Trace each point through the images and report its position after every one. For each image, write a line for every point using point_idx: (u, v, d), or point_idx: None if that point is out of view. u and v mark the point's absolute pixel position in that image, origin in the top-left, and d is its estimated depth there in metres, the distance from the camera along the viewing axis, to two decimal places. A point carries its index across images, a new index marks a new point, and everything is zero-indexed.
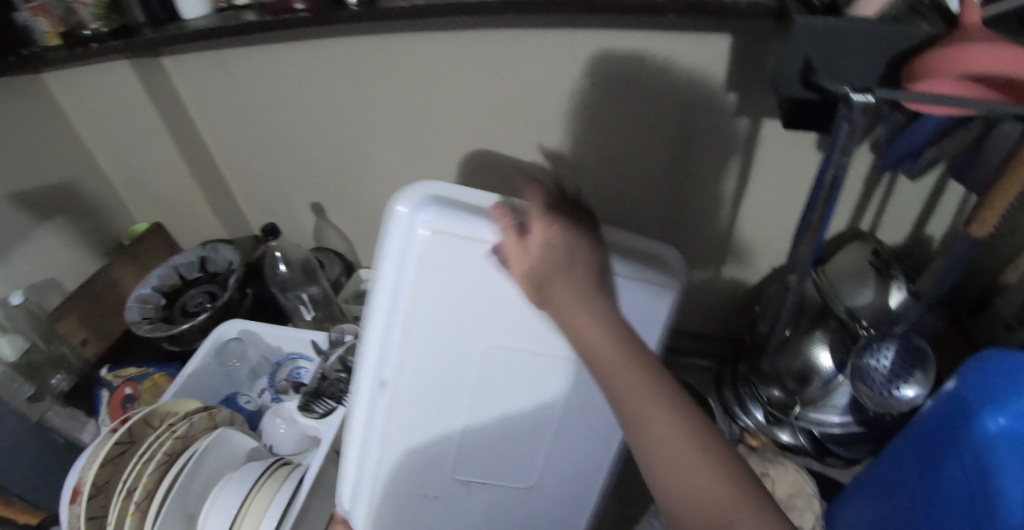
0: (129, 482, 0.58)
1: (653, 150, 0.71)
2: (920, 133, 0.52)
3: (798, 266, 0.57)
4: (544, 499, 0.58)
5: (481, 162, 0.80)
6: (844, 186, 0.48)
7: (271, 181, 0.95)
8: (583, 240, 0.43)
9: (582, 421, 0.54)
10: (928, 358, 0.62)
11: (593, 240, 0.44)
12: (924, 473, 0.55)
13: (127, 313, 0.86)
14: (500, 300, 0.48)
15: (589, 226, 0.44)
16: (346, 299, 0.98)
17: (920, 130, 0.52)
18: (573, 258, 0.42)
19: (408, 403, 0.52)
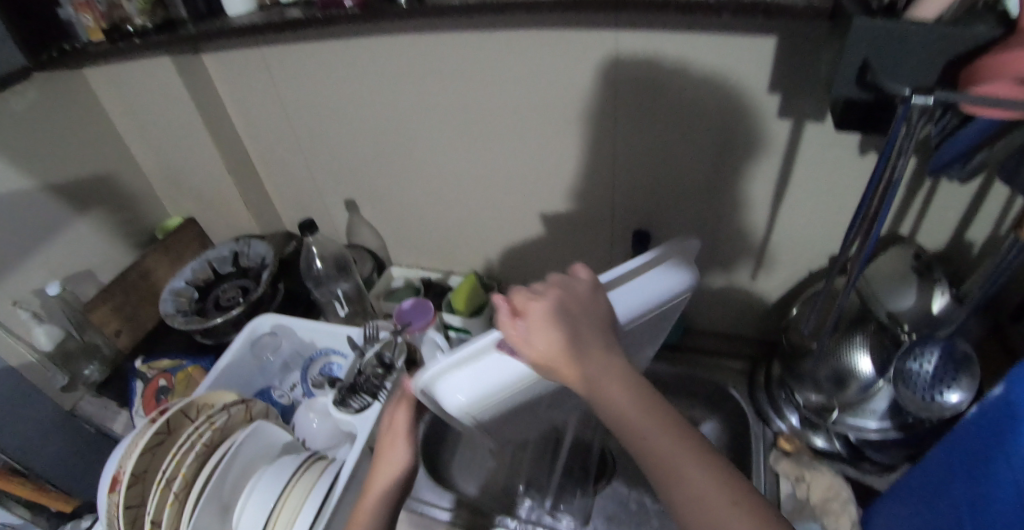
0: (169, 472, 0.59)
1: (692, 152, 0.71)
2: (970, 138, 0.51)
3: (849, 267, 0.56)
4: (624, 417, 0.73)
5: (517, 162, 0.81)
6: (901, 185, 0.48)
7: (305, 177, 0.96)
8: (578, 323, 0.42)
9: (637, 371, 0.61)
10: (973, 362, 0.62)
11: (588, 315, 0.43)
12: (976, 492, 0.50)
13: (162, 305, 0.88)
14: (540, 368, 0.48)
15: (577, 306, 0.43)
16: (377, 296, 0.99)
17: (974, 132, 0.50)
18: (579, 341, 0.41)
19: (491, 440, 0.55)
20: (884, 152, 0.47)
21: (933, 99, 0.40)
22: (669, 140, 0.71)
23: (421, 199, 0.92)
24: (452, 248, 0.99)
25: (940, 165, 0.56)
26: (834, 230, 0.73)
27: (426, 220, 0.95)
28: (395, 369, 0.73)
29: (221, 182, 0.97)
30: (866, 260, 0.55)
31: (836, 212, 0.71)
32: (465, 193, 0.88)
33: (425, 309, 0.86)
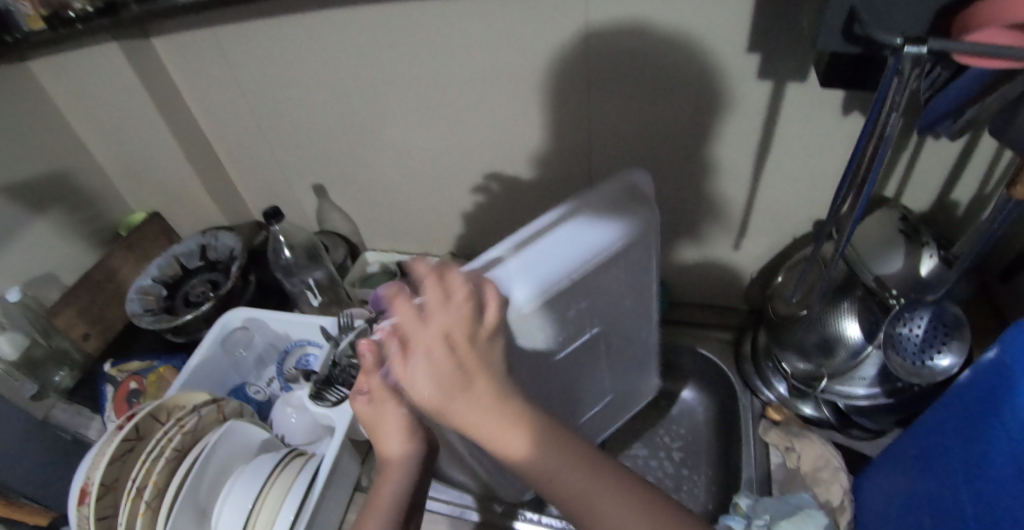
0: (138, 481, 0.56)
1: (671, 119, 0.68)
2: (962, 91, 0.49)
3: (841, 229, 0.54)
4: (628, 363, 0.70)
5: (489, 138, 0.77)
6: (892, 140, 0.44)
7: (271, 164, 0.92)
8: (469, 317, 0.45)
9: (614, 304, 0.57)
10: (963, 325, 0.60)
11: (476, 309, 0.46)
12: (973, 451, 0.49)
13: (128, 305, 0.84)
14: None
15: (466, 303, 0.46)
16: (352, 283, 0.96)
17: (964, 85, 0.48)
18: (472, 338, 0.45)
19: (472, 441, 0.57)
20: (873, 110, 0.44)
21: (926, 48, 0.37)
22: (646, 108, 0.68)
23: (393, 181, 0.88)
24: (427, 229, 0.96)
25: (929, 123, 0.54)
26: (817, 194, 0.71)
27: (399, 202, 0.92)
28: None
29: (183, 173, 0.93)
30: (857, 222, 0.52)
31: (819, 176, 0.69)
32: (437, 172, 0.85)
33: None
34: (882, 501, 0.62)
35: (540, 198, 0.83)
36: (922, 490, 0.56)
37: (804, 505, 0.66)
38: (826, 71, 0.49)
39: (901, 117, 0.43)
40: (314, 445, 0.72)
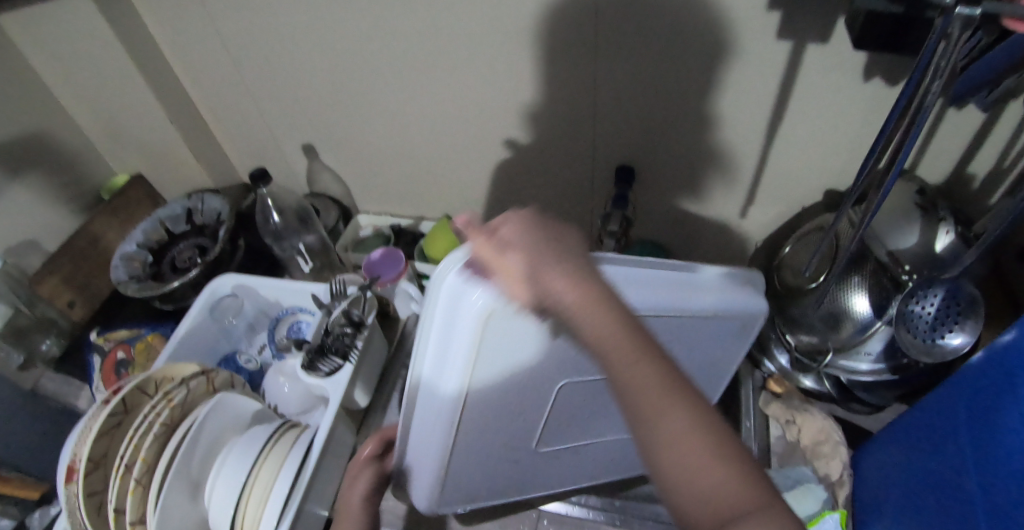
0: (127, 458, 0.55)
1: (680, 82, 0.64)
2: (1000, 58, 0.46)
3: (865, 208, 0.52)
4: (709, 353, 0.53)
5: (487, 99, 0.73)
6: (931, 111, 0.42)
7: (257, 122, 0.88)
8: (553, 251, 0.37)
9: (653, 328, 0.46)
10: (978, 306, 0.58)
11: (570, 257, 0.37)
12: (976, 430, 0.49)
13: (112, 272, 0.82)
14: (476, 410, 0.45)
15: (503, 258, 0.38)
16: (346, 248, 0.92)
17: (1005, 51, 0.45)
18: (538, 258, 0.37)
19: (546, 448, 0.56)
20: (915, 77, 0.42)
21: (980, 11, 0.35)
22: (657, 71, 0.64)
23: (386, 141, 0.84)
24: (421, 192, 0.92)
25: (964, 92, 0.51)
26: (831, 162, 0.68)
27: (393, 163, 0.88)
28: (366, 327, 0.69)
29: (166, 133, 0.89)
30: (883, 199, 0.50)
31: (834, 144, 0.66)
32: (433, 133, 0.81)
33: (397, 258, 0.80)
34: (876, 474, 0.63)
35: (543, 164, 0.79)
36: (923, 471, 0.55)
37: (804, 479, 0.67)
38: (861, 33, 0.47)
39: (945, 83, 0.40)
40: (309, 415, 0.71)
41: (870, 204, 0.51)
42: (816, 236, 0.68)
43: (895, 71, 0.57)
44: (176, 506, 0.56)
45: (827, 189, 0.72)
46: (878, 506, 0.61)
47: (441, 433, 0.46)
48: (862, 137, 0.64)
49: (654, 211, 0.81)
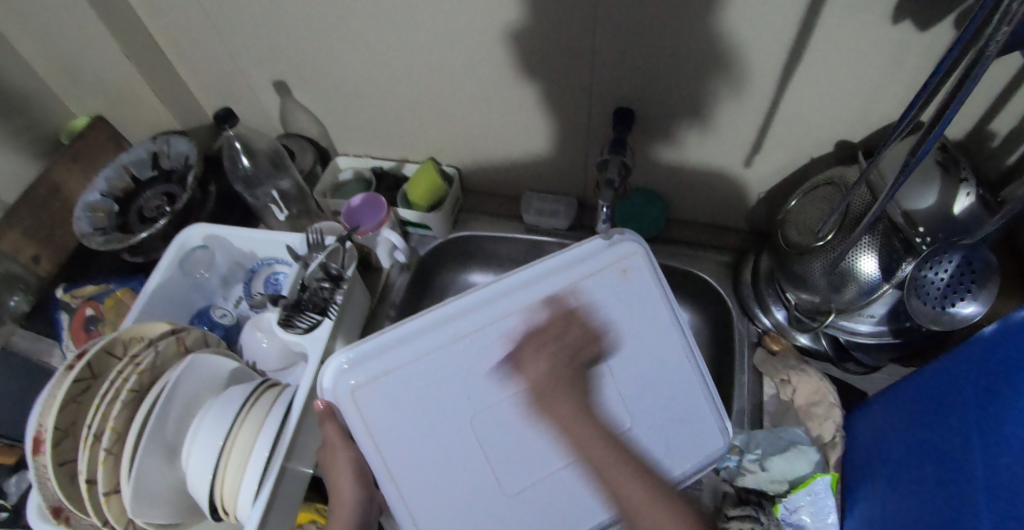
0: (95, 427, 0.53)
1: (693, 17, 0.57)
2: None
3: (899, 169, 0.47)
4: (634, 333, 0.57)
5: (475, 37, 0.66)
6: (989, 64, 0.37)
7: (221, 56, 0.79)
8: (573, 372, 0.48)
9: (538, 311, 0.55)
10: (993, 272, 0.56)
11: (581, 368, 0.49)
12: (981, 403, 0.47)
13: (75, 224, 0.76)
14: (400, 422, 0.52)
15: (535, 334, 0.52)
16: (323, 193, 0.88)
17: None
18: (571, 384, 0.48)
19: (515, 450, 0.52)
20: (975, 17, 0.36)
21: None
22: (665, 7, 0.57)
23: (365, 78, 0.76)
24: (404, 133, 0.85)
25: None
26: (847, 109, 0.62)
27: (372, 103, 0.80)
28: (344, 281, 0.66)
29: (124, 70, 0.81)
30: (921, 158, 0.45)
31: (852, 90, 0.60)
32: (417, 73, 0.73)
33: (378, 205, 0.77)
34: (869, 437, 0.61)
35: (536, 107, 0.73)
36: (920, 443, 0.54)
37: (797, 441, 0.64)
38: None
39: (1012, 32, 0.36)
40: (287, 372, 0.69)
41: (906, 164, 0.46)
42: (827, 191, 0.63)
43: (930, 10, 0.51)
44: (152, 471, 0.55)
45: (839, 140, 0.66)
46: (871, 472, 0.60)
47: (381, 461, 0.51)
48: (885, 84, 0.59)
49: (653, 160, 0.76)
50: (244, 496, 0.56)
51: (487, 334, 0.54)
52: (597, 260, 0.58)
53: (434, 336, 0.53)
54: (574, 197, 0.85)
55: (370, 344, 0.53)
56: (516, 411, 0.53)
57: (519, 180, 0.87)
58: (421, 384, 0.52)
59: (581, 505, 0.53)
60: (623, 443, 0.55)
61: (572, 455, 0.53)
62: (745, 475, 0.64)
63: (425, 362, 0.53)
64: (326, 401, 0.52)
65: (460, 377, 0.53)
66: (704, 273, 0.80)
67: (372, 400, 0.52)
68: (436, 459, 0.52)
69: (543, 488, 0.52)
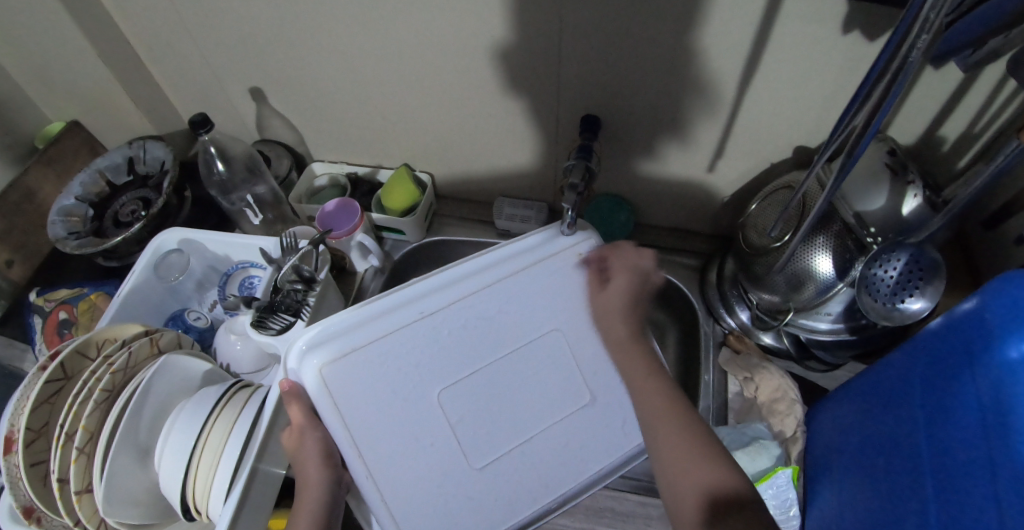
0: (67, 427, 0.54)
1: (656, 26, 0.59)
2: (993, 13, 0.44)
3: (839, 168, 0.50)
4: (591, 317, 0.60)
5: (447, 48, 0.68)
6: (913, 68, 0.40)
7: (198, 63, 0.80)
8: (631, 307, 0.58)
9: (499, 294, 0.58)
10: (940, 270, 0.58)
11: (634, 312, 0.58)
12: (929, 394, 0.50)
13: (50, 229, 0.77)
14: (369, 397, 0.53)
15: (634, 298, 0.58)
16: (298, 199, 0.88)
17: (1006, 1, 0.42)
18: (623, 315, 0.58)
19: (479, 424, 0.55)
20: (901, 26, 0.40)
21: None
22: (630, 18, 0.59)
23: (340, 86, 0.78)
24: (379, 140, 0.86)
25: (943, 54, 0.50)
26: (804, 116, 0.65)
27: (346, 110, 0.82)
28: (317, 284, 0.67)
29: (99, 76, 0.81)
30: (858, 157, 0.48)
31: (809, 98, 0.63)
32: (391, 82, 0.75)
33: (351, 210, 0.78)
34: (828, 430, 0.64)
35: (508, 115, 0.75)
36: (874, 431, 0.57)
37: (759, 436, 0.67)
38: None
39: (932, 38, 0.39)
40: (263, 374, 0.69)
41: (844, 163, 0.49)
42: (783, 195, 0.66)
43: (876, 22, 0.54)
44: (124, 471, 0.56)
45: (797, 146, 0.69)
46: (829, 464, 0.62)
47: (349, 434, 0.52)
48: (838, 91, 0.62)
49: (623, 165, 0.78)
50: (215, 495, 0.56)
51: (450, 315, 0.56)
52: (553, 245, 0.60)
53: (401, 316, 0.55)
54: (544, 202, 0.87)
55: (336, 323, 0.55)
56: (479, 386, 0.56)
57: (491, 186, 0.88)
58: (385, 361, 0.54)
59: (538, 477, 0.56)
60: (580, 415, 0.58)
61: (532, 428, 0.56)
62: None
63: (390, 340, 0.54)
64: (292, 382, 0.53)
65: (426, 355, 0.55)
66: (671, 276, 0.82)
67: (338, 377, 0.52)
68: (403, 435, 0.53)
69: (506, 459, 0.55)
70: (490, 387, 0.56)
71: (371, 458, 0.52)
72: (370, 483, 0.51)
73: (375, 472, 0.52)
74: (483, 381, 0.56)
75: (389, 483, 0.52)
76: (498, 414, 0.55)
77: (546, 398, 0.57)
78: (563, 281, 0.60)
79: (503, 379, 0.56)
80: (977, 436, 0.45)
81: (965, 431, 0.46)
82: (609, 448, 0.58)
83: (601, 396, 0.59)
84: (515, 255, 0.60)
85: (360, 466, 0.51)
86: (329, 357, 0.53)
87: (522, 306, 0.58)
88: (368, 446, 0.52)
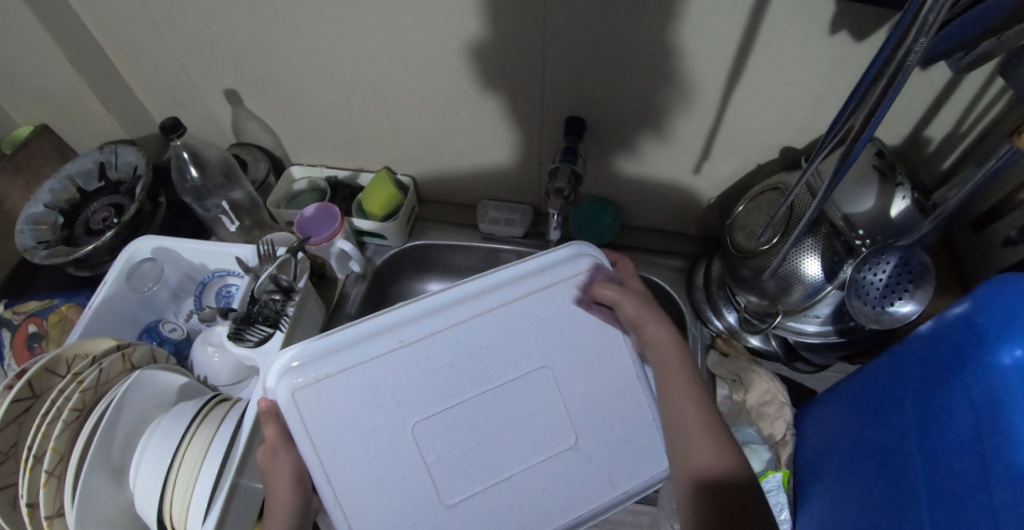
0: (35, 449, 0.52)
1: (641, 26, 0.58)
2: (981, 17, 0.43)
3: (835, 172, 0.49)
4: (582, 355, 0.57)
5: (427, 47, 0.66)
6: (911, 72, 0.40)
7: (168, 64, 0.77)
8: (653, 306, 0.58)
9: (486, 325, 0.56)
10: (929, 274, 0.57)
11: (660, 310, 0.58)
12: (920, 397, 0.49)
13: (19, 238, 0.74)
14: (347, 425, 0.51)
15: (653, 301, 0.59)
16: (277, 204, 0.86)
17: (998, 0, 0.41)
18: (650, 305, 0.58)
19: (456, 460, 0.52)
20: (896, 30, 0.39)
21: None
22: (613, 19, 0.58)
23: (318, 88, 0.75)
24: (359, 142, 0.83)
25: (935, 57, 0.48)
26: (790, 117, 0.64)
27: (324, 112, 0.79)
28: (296, 293, 0.65)
29: (67, 79, 0.78)
30: (853, 160, 0.47)
31: (796, 98, 0.62)
32: (371, 83, 0.73)
33: (332, 215, 0.76)
34: (817, 431, 0.63)
35: (492, 116, 0.73)
36: (865, 434, 0.56)
37: (750, 440, 0.66)
38: None
39: (930, 42, 0.38)
40: (240, 387, 0.68)
41: (840, 168, 0.48)
42: (771, 197, 0.65)
43: (863, 21, 0.53)
44: (97, 491, 0.54)
45: (784, 147, 0.68)
46: (819, 468, 0.61)
47: (318, 462, 0.50)
48: (824, 93, 0.61)
49: (610, 167, 0.76)
50: (193, 515, 0.54)
51: (431, 344, 0.54)
52: (550, 274, 0.58)
53: (384, 343, 0.54)
54: (530, 204, 0.86)
55: (315, 346, 0.53)
56: (458, 421, 0.53)
57: (474, 188, 0.86)
58: (365, 390, 0.52)
59: (513, 519, 0.52)
60: (560, 459, 0.54)
61: (509, 466, 0.53)
62: None
63: (373, 367, 0.53)
64: (270, 402, 0.52)
65: (405, 386, 0.53)
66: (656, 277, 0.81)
67: (313, 402, 0.51)
68: (375, 467, 0.51)
69: (480, 497, 0.52)
70: (471, 419, 0.53)
71: (342, 488, 0.50)
72: (339, 511, 0.50)
73: (345, 502, 0.50)
74: (462, 415, 0.53)
75: (359, 513, 0.50)
76: (476, 452, 0.53)
77: (526, 434, 0.54)
78: (555, 312, 0.57)
79: (483, 413, 0.54)
80: (971, 440, 0.44)
81: (960, 436, 0.45)
82: (585, 496, 0.54)
83: (589, 436, 0.55)
84: (505, 285, 0.58)
85: (331, 495, 0.50)
86: (303, 385, 0.51)
87: (511, 337, 0.56)
88: (341, 474, 0.51)
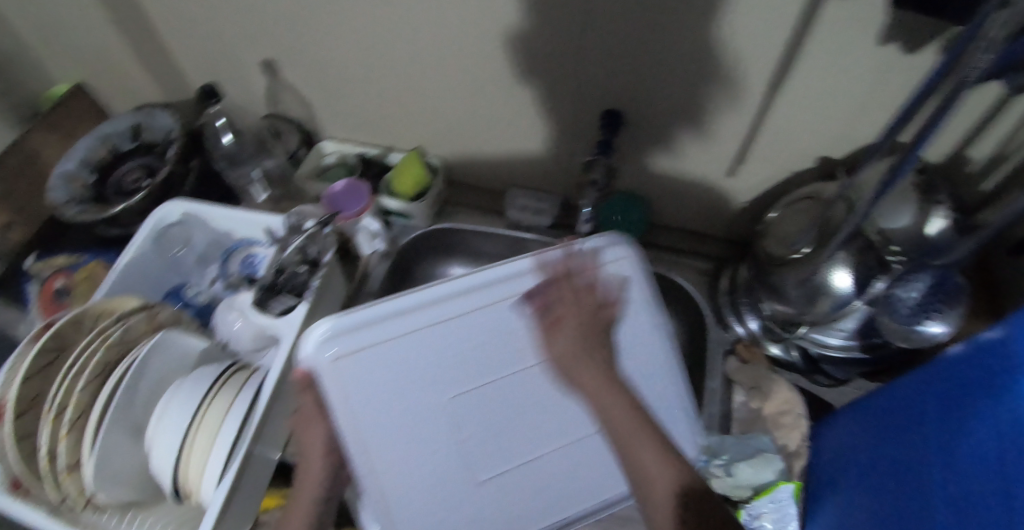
0: (58, 401, 0.53)
1: (687, 23, 0.57)
2: None
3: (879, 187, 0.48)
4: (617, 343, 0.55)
5: (469, 30, 0.65)
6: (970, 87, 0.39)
7: (209, 31, 0.77)
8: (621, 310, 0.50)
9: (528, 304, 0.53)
10: (960, 296, 0.60)
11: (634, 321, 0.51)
12: (945, 420, 0.48)
13: (51, 194, 0.75)
14: (382, 397, 0.49)
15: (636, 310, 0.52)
16: (306, 176, 0.86)
17: None
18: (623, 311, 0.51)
19: (488, 439, 0.52)
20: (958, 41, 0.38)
21: None
22: (660, 14, 0.57)
23: (356, 64, 0.75)
24: (391, 121, 0.83)
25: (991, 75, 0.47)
26: (833, 126, 0.63)
27: (361, 88, 0.79)
28: (322, 265, 0.66)
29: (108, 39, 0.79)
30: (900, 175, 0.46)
31: (840, 107, 0.61)
32: (408, 64, 0.72)
33: (359, 193, 0.77)
34: (838, 447, 0.62)
35: (528, 105, 0.72)
36: (886, 454, 0.55)
37: (764, 448, 0.65)
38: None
39: (994, 58, 0.37)
40: (260, 354, 0.66)
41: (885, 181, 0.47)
42: (806, 206, 0.65)
43: (918, 34, 0.52)
44: (116, 447, 0.54)
45: (822, 156, 0.67)
46: (835, 483, 0.61)
47: (354, 434, 0.48)
48: (870, 103, 0.60)
49: (642, 163, 0.75)
50: (208, 479, 0.55)
51: (471, 322, 0.52)
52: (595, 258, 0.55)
53: (424, 316, 0.51)
54: (559, 195, 0.85)
55: (353, 317, 0.49)
56: (493, 401, 0.52)
57: (504, 174, 0.86)
58: (405, 362, 0.50)
59: (535, 498, 0.53)
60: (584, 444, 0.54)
61: (536, 448, 0.53)
62: (710, 480, 0.63)
63: (411, 341, 0.50)
64: (307, 370, 0.48)
65: (444, 363, 0.51)
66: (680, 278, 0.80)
67: (354, 372, 0.49)
68: (409, 441, 0.50)
69: (507, 475, 0.52)
70: (506, 399, 0.52)
71: (376, 460, 0.49)
72: (371, 481, 0.49)
73: (378, 473, 0.49)
74: (496, 395, 0.52)
75: (391, 485, 0.49)
76: (507, 432, 0.52)
77: (557, 418, 0.53)
78: None
79: (518, 394, 0.52)
80: (990, 469, 0.42)
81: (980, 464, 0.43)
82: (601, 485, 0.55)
83: None
84: (552, 265, 0.54)
85: (365, 466, 0.49)
86: (342, 356, 0.48)
87: None
88: (375, 446, 0.49)
